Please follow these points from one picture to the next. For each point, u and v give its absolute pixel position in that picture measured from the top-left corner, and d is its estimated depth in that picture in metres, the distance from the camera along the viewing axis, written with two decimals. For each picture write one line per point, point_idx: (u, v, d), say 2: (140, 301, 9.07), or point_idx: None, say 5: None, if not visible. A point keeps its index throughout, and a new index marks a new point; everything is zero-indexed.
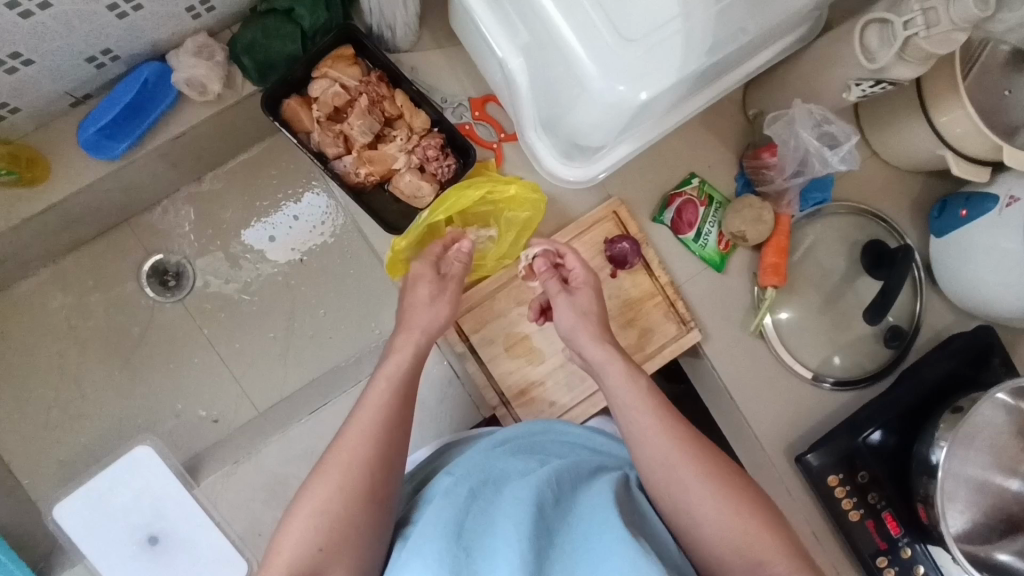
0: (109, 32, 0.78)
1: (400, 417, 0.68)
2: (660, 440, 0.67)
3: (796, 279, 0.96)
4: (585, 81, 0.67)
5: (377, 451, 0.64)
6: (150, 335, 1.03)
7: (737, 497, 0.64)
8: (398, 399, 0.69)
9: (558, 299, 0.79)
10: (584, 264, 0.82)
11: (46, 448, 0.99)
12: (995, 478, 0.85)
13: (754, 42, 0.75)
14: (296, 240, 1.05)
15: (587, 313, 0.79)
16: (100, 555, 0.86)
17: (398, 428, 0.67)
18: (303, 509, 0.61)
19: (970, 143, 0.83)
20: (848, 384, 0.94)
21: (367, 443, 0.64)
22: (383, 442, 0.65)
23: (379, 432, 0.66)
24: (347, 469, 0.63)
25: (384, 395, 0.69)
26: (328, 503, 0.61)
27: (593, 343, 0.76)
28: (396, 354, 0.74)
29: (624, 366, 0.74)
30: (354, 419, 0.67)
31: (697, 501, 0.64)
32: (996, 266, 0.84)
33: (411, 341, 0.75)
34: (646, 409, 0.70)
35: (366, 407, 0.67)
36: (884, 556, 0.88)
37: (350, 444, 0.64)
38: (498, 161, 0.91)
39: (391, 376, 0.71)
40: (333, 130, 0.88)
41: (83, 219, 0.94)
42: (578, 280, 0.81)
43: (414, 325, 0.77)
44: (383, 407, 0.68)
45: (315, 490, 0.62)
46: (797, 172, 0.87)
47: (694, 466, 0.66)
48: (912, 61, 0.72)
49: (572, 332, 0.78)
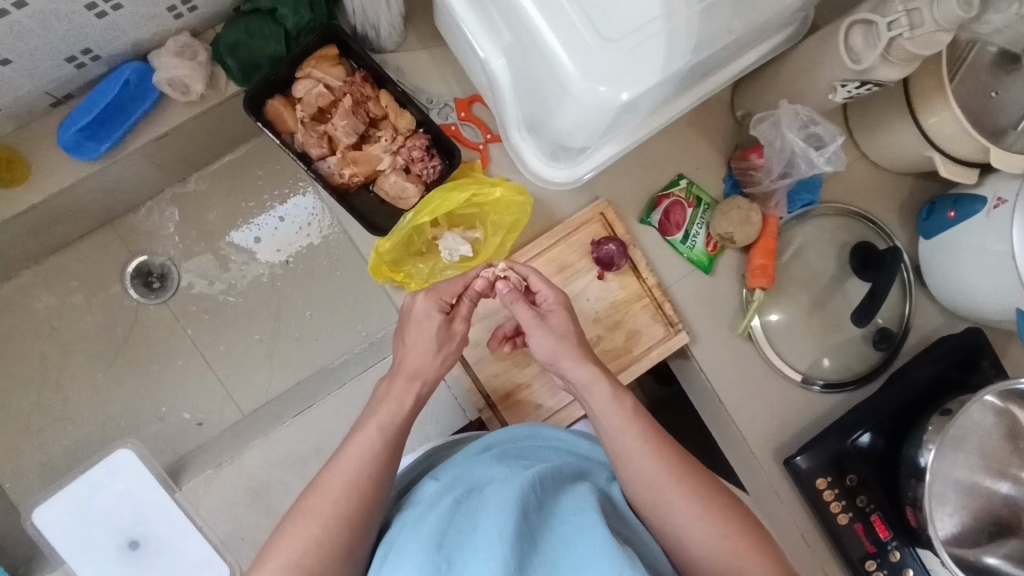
0: (88, 31, 0.77)
1: (384, 473, 0.65)
2: (645, 461, 0.66)
3: (785, 282, 0.95)
4: (565, 82, 0.66)
5: (357, 507, 0.62)
6: (134, 337, 1.02)
7: (722, 515, 0.64)
8: (388, 452, 0.66)
9: (531, 328, 0.74)
10: (553, 287, 0.77)
11: (28, 451, 0.98)
12: (984, 481, 0.85)
13: (740, 42, 0.75)
14: (282, 242, 1.04)
15: (565, 335, 0.74)
16: (80, 560, 0.85)
17: (381, 482, 0.65)
18: (272, 562, 0.59)
19: (958, 145, 0.82)
20: (837, 386, 0.94)
21: (346, 498, 0.62)
22: (364, 497, 0.63)
23: (362, 484, 0.64)
24: (325, 523, 0.61)
25: (370, 445, 0.66)
26: (304, 557, 0.60)
27: (575, 365, 0.73)
28: (388, 403, 0.69)
29: (609, 389, 0.71)
30: (336, 465, 0.65)
31: (684, 522, 0.63)
32: (983, 269, 0.83)
33: (409, 391, 0.71)
34: (631, 431, 0.68)
35: (350, 455, 0.65)
36: (873, 559, 0.87)
37: (328, 495, 0.62)
38: (484, 162, 0.91)
39: (385, 426, 0.67)
40: (317, 130, 0.88)
41: (66, 220, 0.93)
42: (549, 304, 0.77)
43: (414, 372, 0.72)
44: (368, 458, 0.65)
45: (287, 541, 0.60)
46: (784, 173, 0.87)
47: (679, 486, 0.65)
48: (896, 62, 0.72)
49: (552, 357, 0.74)
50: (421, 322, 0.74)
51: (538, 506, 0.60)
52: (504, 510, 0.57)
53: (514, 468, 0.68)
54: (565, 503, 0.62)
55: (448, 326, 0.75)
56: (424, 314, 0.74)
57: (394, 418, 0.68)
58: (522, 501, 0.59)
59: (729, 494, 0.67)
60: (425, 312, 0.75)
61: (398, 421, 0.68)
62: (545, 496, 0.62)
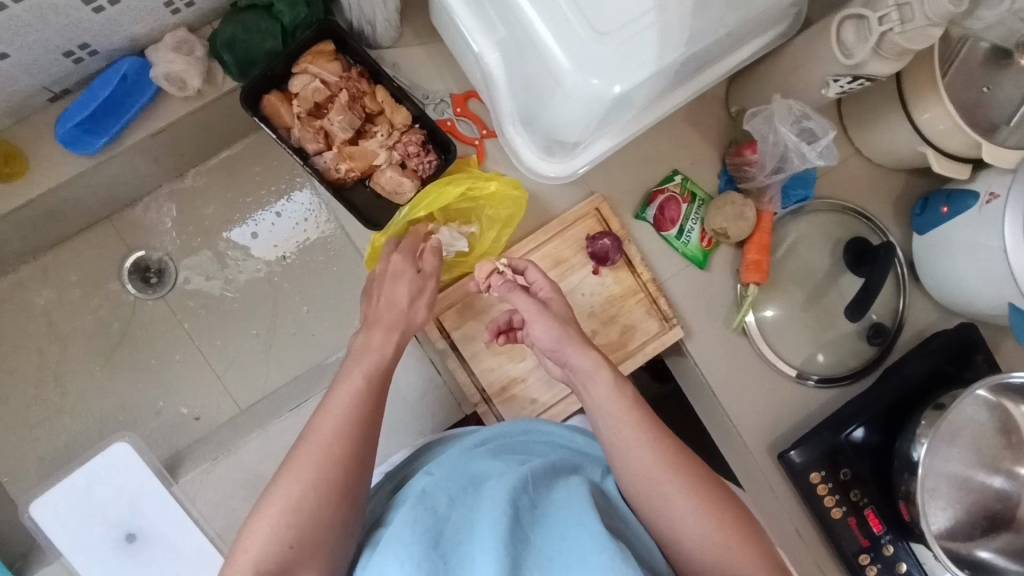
0: (86, 26, 0.77)
1: (373, 415, 0.66)
2: (642, 454, 0.66)
3: (779, 277, 0.95)
4: (560, 77, 0.66)
5: (351, 449, 0.63)
6: (131, 332, 1.02)
7: (716, 507, 0.64)
8: (374, 393, 0.67)
9: (534, 316, 0.74)
10: (546, 277, 0.79)
11: (25, 445, 0.98)
12: (977, 475, 0.85)
13: (734, 36, 0.75)
14: (279, 237, 1.05)
15: (566, 322, 0.74)
16: (76, 553, 0.86)
17: (371, 424, 0.66)
18: (270, 508, 0.60)
19: (950, 140, 0.83)
20: (832, 381, 0.94)
21: (339, 441, 0.63)
22: (356, 439, 0.64)
23: (353, 429, 0.64)
24: (318, 468, 0.61)
25: (358, 390, 0.66)
26: (302, 502, 0.60)
27: (579, 352, 0.72)
28: (370, 352, 0.70)
29: (611, 378, 0.71)
30: (325, 412, 0.65)
31: (679, 515, 0.64)
32: (976, 263, 0.84)
33: (388, 341, 0.71)
34: (629, 423, 0.68)
35: (337, 401, 0.65)
36: (867, 553, 0.88)
37: (320, 442, 0.63)
38: (480, 157, 0.91)
39: (369, 372, 0.67)
40: (313, 125, 0.88)
41: (64, 215, 0.94)
42: (544, 293, 0.78)
43: (392, 324, 0.73)
44: (357, 403, 0.65)
45: (284, 488, 0.61)
46: (778, 168, 0.87)
47: (675, 479, 0.65)
48: (888, 57, 0.72)
49: (556, 346, 0.73)
50: (394, 279, 0.76)
51: (531, 501, 0.60)
52: (499, 505, 0.58)
53: (508, 463, 0.68)
54: (559, 495, 0.62)
55: (421, 280, 0.77)
56: (400, 266, 0.77)
57: (378, 364, 0.69)
58: (515, 494, 0.59)
59: (724, 486, 0.67)
60: (402, 265, 0.77)
61: (378, 366, 0.69)
62: (539, 490, 0.62)
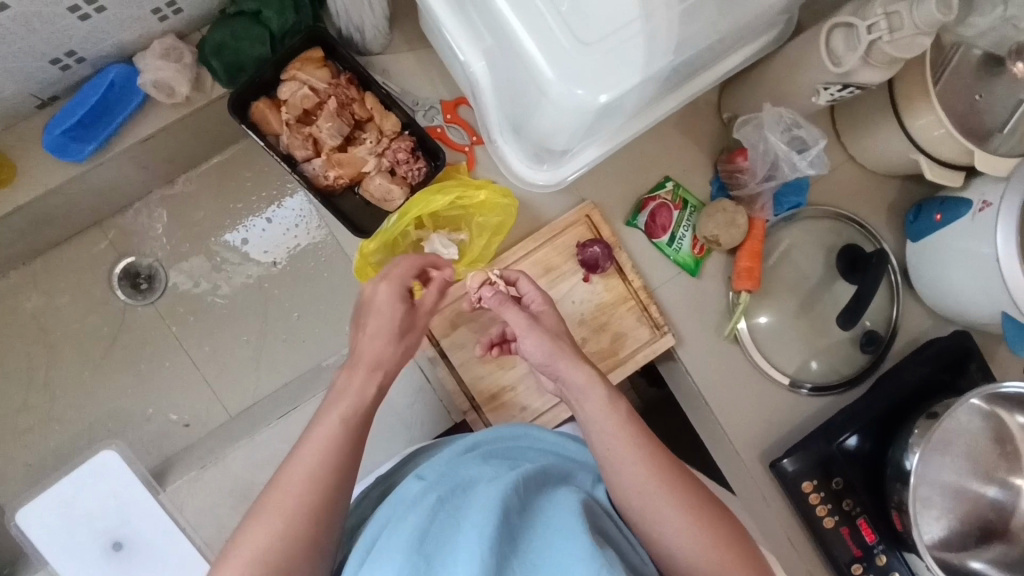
0: (72, 33, 0.77)
1: (346, 465, 0.64)
2: (636, 466, 0.65)
3: (771, 283, 0.95)
4: (545, 86, 0.66)
5: (320, 498, 0.62)
6: (121, 338, 1.02)
7: (708, 522, 0.64)
8: (347, 442, 0.65)
9: (524, 330, 0.73)
10: (538, 288, 0.79)
11: (14, 452, 0.98)
12: (971, 484, 0.84)
13: (724, 44, 0.75)
14: (270, 243, 1.05)
15: (558, 335, 0.73)
16: (62, 560, 0.85)
17: (344, 471, 0.64)
18: (239, 555, 0.59)
19: (943, 148, 0.82)
20: (825, 389, 0.94)
21: (310, 491, 0.61)
22: (326, 488, 0.62)
23: (327, 475, 0.62)
24: (289, 517, 0.60)
25: (334, 436, 0.64)
26: (268, 551, 0.59)
27: (572, 366, 0.71)
28: (349, 393, 0.67)
29: (606, 390, 0.70)
30: (297, 458, 0.63)
31: (672, 529, 0.63)
32: (970, 272, 0.83)
33: (371, 383, 0.69)
34: (620, 434, 0.67)
35: (310, 448, 0.63)
36: (859, 563, 0.87)
37: (292, 488, 0.61)
38: (470, 164, 0.91)
39: (345, 418, 0.65)
40: (302, 132, 0.88)
41: (53, 221, 0.94)
42: (536, 305, 0.78)
43: (375, 362, 0.70)
44: (332, 448, 0.64)
45: (253, 535, 0.59)
46: (769, 176, 0.87)
47: (668, 494, 0.64)
48: (877, 66, 0.72)
49: (548, 360, 0.72)
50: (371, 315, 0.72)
51: (519, 507, 0.59)
52: (485, 511, 0.57)
53: (498, 468, 0.68)
54: (547, 503, 0.61)
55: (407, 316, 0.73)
56: (385, 302, 0.72)
57: (357, 407, 0.67)
58: (504, 500, 0.59)
59: (718, 503, 0.67)
60: (388, 302, 0.72)
61: (355, 409, 0.66)
62: (528, 497, 0.61)
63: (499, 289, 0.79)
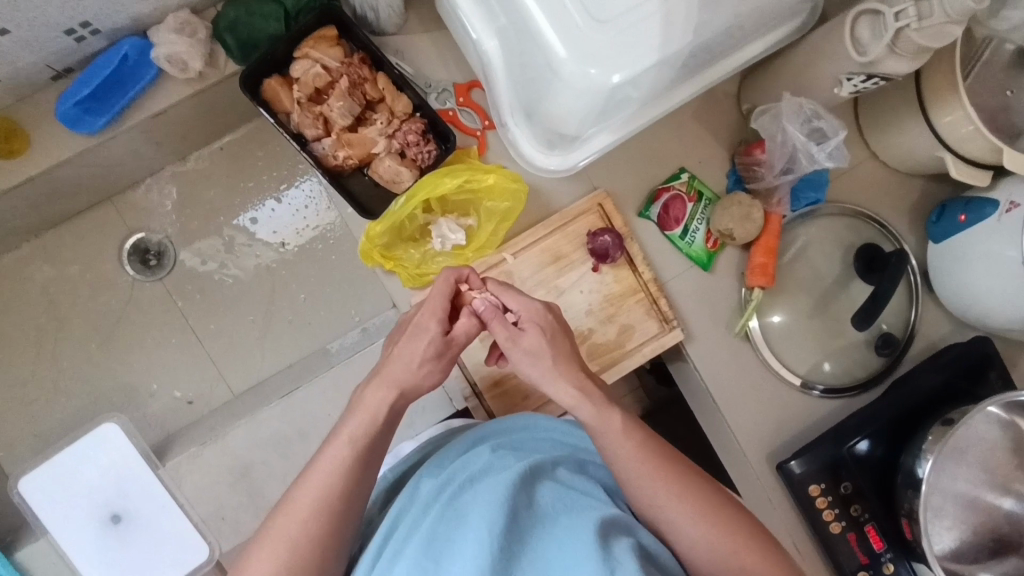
0: (87, 4, 0.77)
1: (356, 490, 0.63)
2: (647, 480, 0.64)
3: (785, 280, 0.92)
4: (558, 66, 0.65)
5: (328, 524, 0.61)
6: (129, 312, 1.02)
7: (729, 529, 0.63)
8: (360, 466, 0.63)
9: (506, 348, 0.69)
10: (529, 301, 0.71)
11: (22, 421, 0.99)
12: (986, 495, 0.81)
13: (746, 29, 0.73)
14: (278, 224, 1.04)
15: (541, 355, 0.68)
16: (61, 529, 0.87)
17: (352, 493, 0.63)
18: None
19: (970, 145, 0.79)
20: (838, 391, 0.91)
21: (317, 517, 0.61)
22: (335, 514, 0.62)
23: (332, 503, 0.62)
24: (296, 544, 0.60)
25: (341, 460, 0.63)
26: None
27: (557, 385, 0.67)
28: (361, 411, 0.65)
29: (594, 409, 0.67)
30: (305, 481, 0.63)
31: (690, 542, 0.62)
32: (994, 274, 0.80)
33: (386, 400, 0.66)
34: (630, 447, 0.65)
35: (318, 471, 0.62)
36: (865, 571, 0.84)
37: (296, 516, 0.61)
38: (481, 148, 0.90)
39: (356, 440, 0.64)
40: (313, 111, 0.88)
41: (64, 194, 0.94)
42: (526, 318, 0.70)
43: (393, 380, 0.67)
44: (340, 474, 0.62)
45: (258, 560, 0.60)
46: (786, 169, 0.85)
47: (685, 507, 0.63)
48: (904, 56, 0.70)
49: (536, 378, 0.68)
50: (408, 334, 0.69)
51: (527, 505, 0.58)
52: (491, 511, 0.55)
53: (507, 460, 0.66)
54: (557, 500, 0.60)
55: (440, 349, 0.69)
56: (422, 327, 0.69)
57: (367, 426, 0.65)
58: (511, 498, 0.57)
59: (730, 500, 0.65)
60: (424, 329, 0.69)
61: (371, 431, 0.65)
62: (536, 493, 0.60)
63: (488, 299, 0.71)
